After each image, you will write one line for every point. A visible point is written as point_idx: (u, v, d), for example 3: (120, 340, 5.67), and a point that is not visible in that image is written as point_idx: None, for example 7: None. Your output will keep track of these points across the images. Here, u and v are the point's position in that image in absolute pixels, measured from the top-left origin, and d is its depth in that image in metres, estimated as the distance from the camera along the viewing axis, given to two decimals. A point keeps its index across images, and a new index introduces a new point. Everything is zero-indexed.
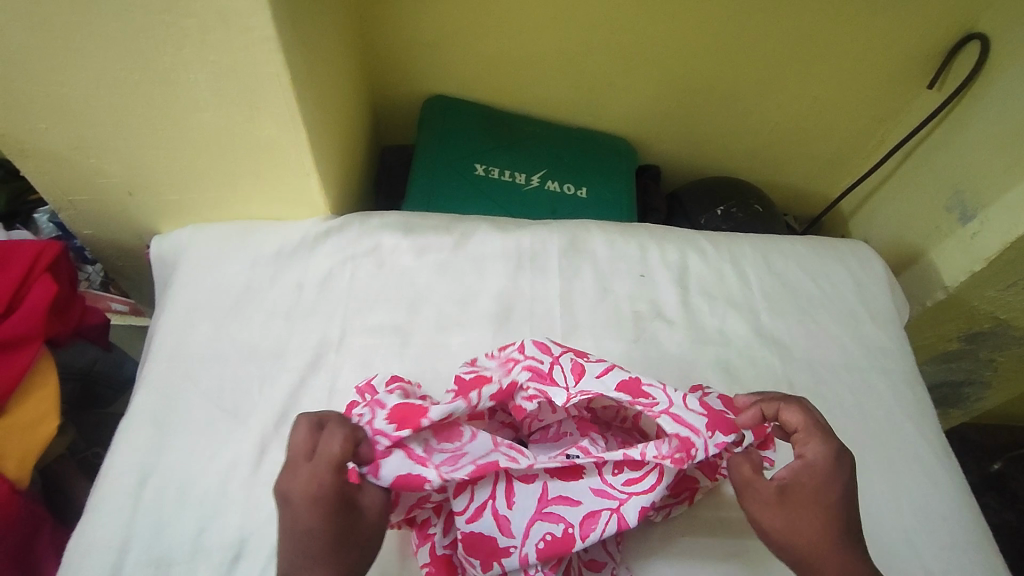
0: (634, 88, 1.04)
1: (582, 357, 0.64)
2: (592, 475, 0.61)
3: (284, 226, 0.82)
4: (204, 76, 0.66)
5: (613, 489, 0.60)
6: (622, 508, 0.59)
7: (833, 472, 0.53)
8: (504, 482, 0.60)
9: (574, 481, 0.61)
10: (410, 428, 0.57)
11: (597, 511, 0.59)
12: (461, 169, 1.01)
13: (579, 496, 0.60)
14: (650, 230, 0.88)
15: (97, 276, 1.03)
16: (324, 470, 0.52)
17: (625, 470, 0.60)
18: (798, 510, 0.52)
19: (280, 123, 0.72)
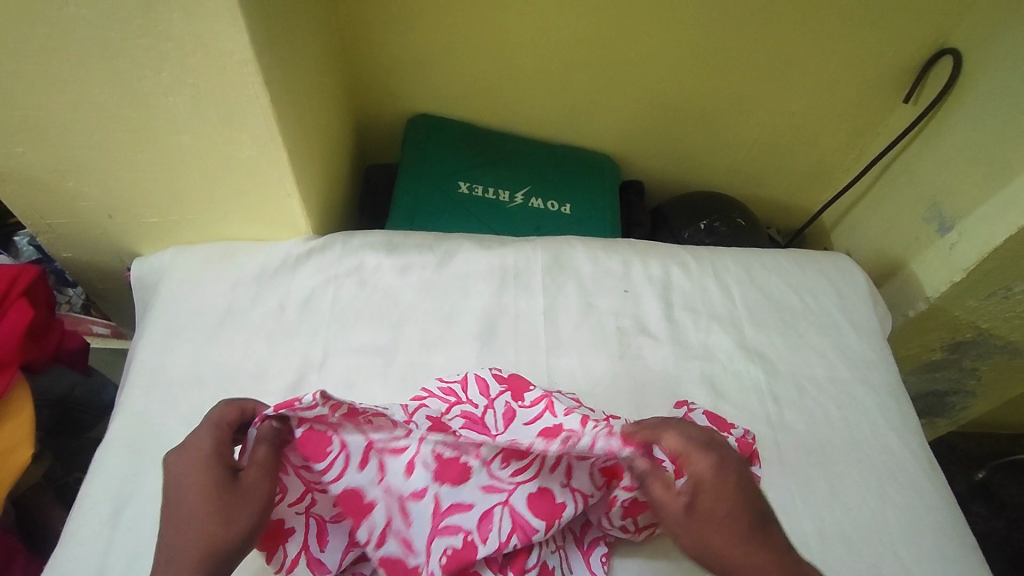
0: (616, 105, 1.05)
1: (517, 400, 0.63)
2: (479, 473, 0.61)
3: (267, 247, 0.82)
4: (184, 98, 0.66)
5: (501, 482, 0.60)
6: (511, 501, 0.60)
7: (721, 485, 0.50)
8: (394, 504, 0.60)
9: (460, 482, 0.60)
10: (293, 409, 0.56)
11: (491, 509, 0.60)
12: (444, 187, 1.01)
13: (470, 499, 0.60)
14: (633, 246, 0.88)
15: (77, 299, 1.02)
16: (192, 481, 0.51)
17: (511, 462, 0.61)
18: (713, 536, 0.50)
19: (260, 143, 0.72)
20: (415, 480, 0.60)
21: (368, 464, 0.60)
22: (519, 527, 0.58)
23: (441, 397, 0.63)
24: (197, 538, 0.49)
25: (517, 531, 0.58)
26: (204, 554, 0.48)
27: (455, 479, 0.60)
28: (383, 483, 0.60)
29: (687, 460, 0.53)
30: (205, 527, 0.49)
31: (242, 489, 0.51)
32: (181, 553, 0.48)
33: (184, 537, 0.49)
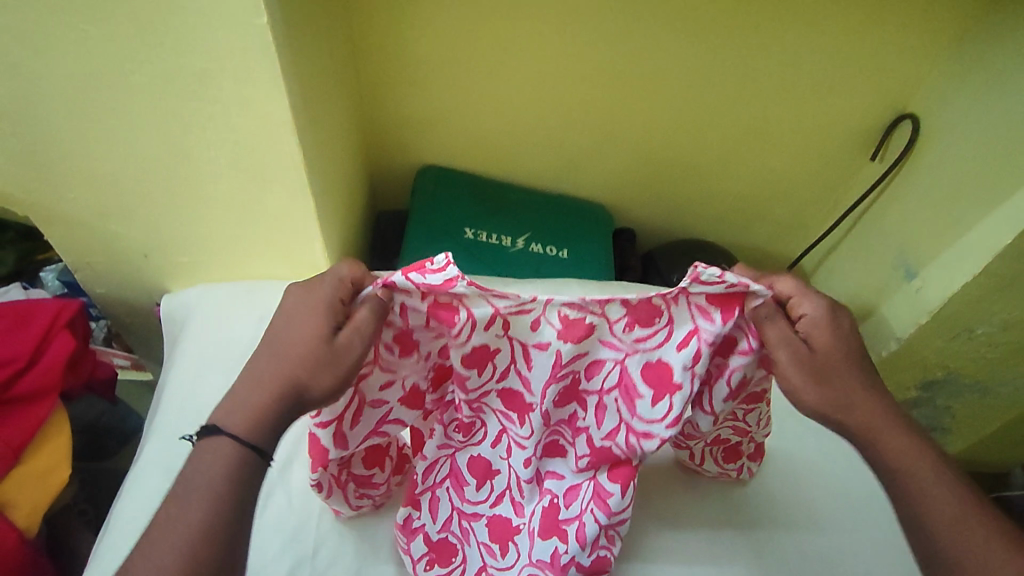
0: (610, 160, 1.15)
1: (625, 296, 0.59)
2: (603, 329, 0.63)
3: (290, 286, 0.90)
4: (226, 152, 0.75)
5: (621, 342, 0.64)
6: (623, 363, 0.66)
7: (833, 319, 0.62)
8: (518, 347, 0.64)
9: (583, 337, 0.62)
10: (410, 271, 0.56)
11: (603, 360, 0.66)
12: (451, 233, 1.09)
13: (586, 347, 0.64)
14: (627, 288, 0.96)
15: (101, 331, 1.04)
16: (308, 325, 0.60)
17: (636, 327, 0.63)
18: (827, 362, 0.62)
19: (290, 192, 0.80)
20: (541, 334, 0.63)
21: (491, 324, 0.61)
22: (625, 388, 0.67)
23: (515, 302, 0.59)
24: (296, 374, 0.59)
25: (619, 387, 0.68)
26: (278, 385, 0.59)
27: (580, 335, 0.62)
28: (509, 335, 0.63)
29: (800, 301, 0.62)
30: (306, 371, 0.59)
31: (338, 347, 0.59)
32: (277, 384, 0.59)
33: (286, 373, 0.60)
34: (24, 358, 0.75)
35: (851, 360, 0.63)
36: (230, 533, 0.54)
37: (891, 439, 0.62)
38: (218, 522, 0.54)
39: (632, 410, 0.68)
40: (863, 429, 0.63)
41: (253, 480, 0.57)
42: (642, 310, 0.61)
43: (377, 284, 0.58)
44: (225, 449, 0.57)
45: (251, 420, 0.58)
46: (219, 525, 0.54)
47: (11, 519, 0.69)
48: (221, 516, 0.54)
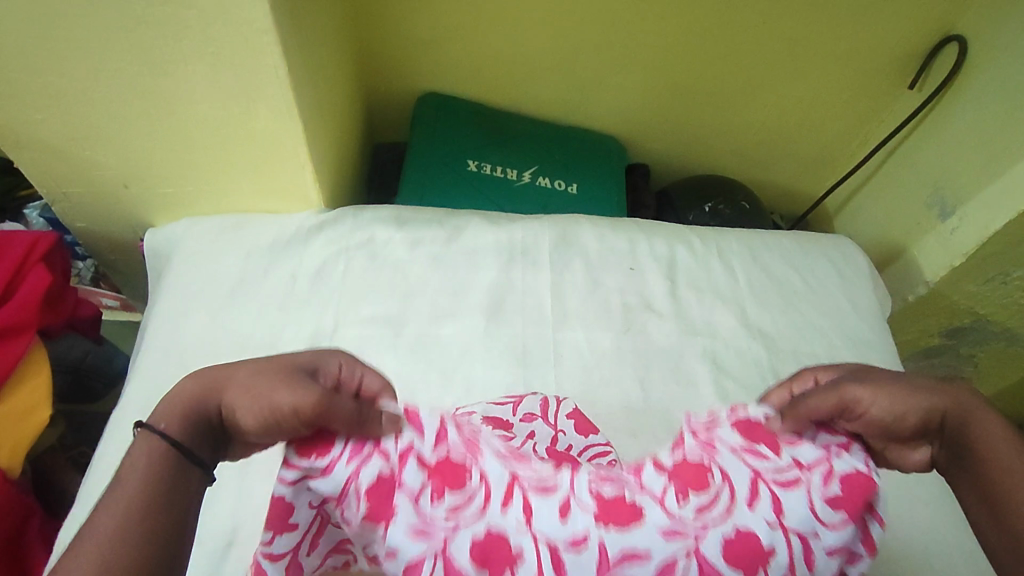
0: (626, 87, 1.06)
1: (664, 495, 0.44)
2: (652, 509, 0.43)
3: (279, 219, 0.84)
4: (203, 67, 0.67)
5: (682, 519, 0.43)
6: (700, 546, 0.42)
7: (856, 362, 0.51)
8: (517, 492, 0.43)
9: (631, 523, 0.43)
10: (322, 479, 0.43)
11: (672, 557, 0.42)
12: (453, 165, 1.01)
13: (645, 545, 0.42)
14: (640, 225, 0.89)
15: (87, 271, 1.02)
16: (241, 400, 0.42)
17: (690, 474, 0.45)
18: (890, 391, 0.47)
19: (275, 113, 0.72)
20: (550, 473, 0.44)
21: (486, 448, 0.45)
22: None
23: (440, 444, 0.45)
24: (221, 395, 0.42)
25: None
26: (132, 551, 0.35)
27: (624, 518, 0.43)
28: (517, 479, 0.44)
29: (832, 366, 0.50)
30: (237, 390, 0.42)
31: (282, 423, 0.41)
32: (191, 398, 0.42)
33: (215, 384, 0.43)
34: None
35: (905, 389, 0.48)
36: (153, 554, 0.36)
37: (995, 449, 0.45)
38: (130, 540, 0.36)
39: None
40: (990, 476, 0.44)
41: (193, 482, 0.40)
42: (688, 466, 0.45)
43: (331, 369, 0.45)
44: (150, 447, 0.40)
45: (185, 418, 0.41)
46: (125, 545, 0.36)
47: None
48: (150, 539, 0.36)
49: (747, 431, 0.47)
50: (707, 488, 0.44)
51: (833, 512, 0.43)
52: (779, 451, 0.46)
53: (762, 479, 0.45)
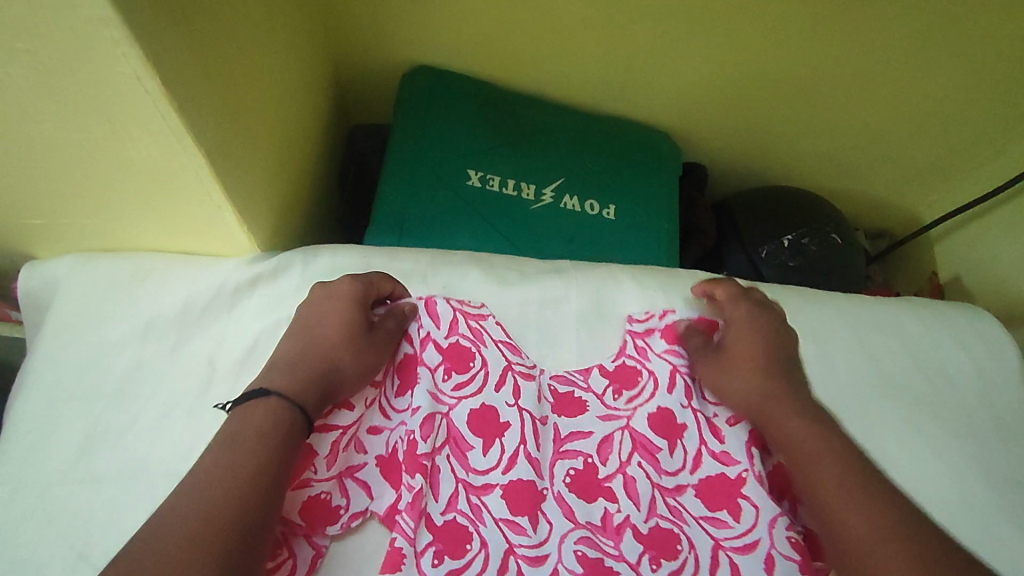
0: (683, 66, 0.79)
1: (609, 395, 0.56)
2: (593, 402, 0.55)
3: (193, 270, 0.59)
4: (17, 73, 0.41)
5: (617, 411, 0.55)
6: (633, 424, 0.54)
7: (758, 318, 0.59)
8: (528, 421, 0.53)
9: (578, 414, 0.55)
10: (400, 377, 0.54)
11: (610, 435, 0.54)
12: (446, 174, 0.73)
13: (589, 427, 0.54)
14: (702, 284, 0.65)
15: None
16: (329, 331, 0.52)
17: (625, 390, 0.56)
18: (734, 362, 0.56)
19: (156, 141, 0.47)
20: (543, 405, 0.54)
21: (505, 384, 0.54)
22: (641, 445, 0.53)
23: (471, 338, 0.55)
24: (315, 366, 0.50)
25: (638, 450, 0.53)
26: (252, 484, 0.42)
27: (574, 411, 0.55)
28: (519, 406, 0.53)
29: (732, 304, 0.60)
30: (336, 341, 0.51)
31: (374, 332, 0.53)
32: (292, 372, 0.49)
33: (312, 343, 0.51)
34: None
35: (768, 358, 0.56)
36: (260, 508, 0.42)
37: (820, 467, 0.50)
38: (271, 475, 0.44)
39: (657, 469, 0.53)
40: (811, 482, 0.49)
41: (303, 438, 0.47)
42: (620, 371, 0.57)
43: (418, 300, 0.57)
44: (275, 408, 0.46)
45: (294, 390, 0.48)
46: (252, 474, 0.43)
47: None
48: (265, 481, 0.43)
49: (673, 336, 0.58)
50: (637, 385, 0.56)
51: (716, 394, 0.56)
52: (694, 351, 0.58)
53: (679, 372, 0.57)
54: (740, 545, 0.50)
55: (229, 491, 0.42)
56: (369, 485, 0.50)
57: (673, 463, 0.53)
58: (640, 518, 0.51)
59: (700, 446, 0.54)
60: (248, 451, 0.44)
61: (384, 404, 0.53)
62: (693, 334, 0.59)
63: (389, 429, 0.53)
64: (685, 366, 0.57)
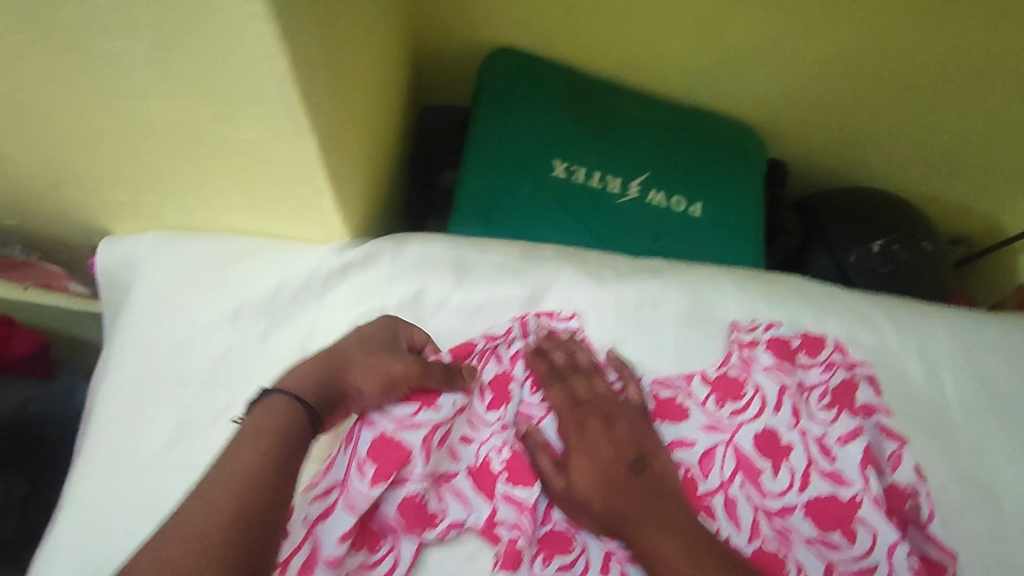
0: (780, 59, 0.75)
1: (715, 405, 0.55)
2: (696, 411, 0.55)
3: (283, 255, 0.57)
4: (139, 44, 0.39)
5: (722, 422, 0.55)
6: (737, 440, 0.54)
7: (576, 396, 0.53)
8: None
9: (681, 421, 0.55)
10: (493, 391, 0.53)
11: (713, 448, 0.54)
12: (531, 163, 0.70)
13: (692, 437, 0.54)
14: (803, 293, 0.63)
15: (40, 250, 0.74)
16: (337, 354, 0.49)
17: (730, 403, 0.55)
18: (583, 456, 0.50)
19: (270, 124, 0.44)
20: None
21: None
22: (744, 465, 0.54)
23: None
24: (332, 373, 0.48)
25: (740, 471, 0.53)
26: (246, 478, 0.39)
27: (676, 417, 0.55)
28: None
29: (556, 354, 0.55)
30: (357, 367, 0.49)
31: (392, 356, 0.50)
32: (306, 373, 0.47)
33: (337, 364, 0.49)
34: None
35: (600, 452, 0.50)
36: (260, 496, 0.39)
37: (654, 539, 0.46)
38: (275, 473, 0.40)
39: (760, 489, 0.53)
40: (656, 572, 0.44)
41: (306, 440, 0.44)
42: (727, 381, 0.56)
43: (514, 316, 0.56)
44: (276, 404, 0.44)
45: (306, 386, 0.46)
46: (254, 460, 0.40)
47: None
48: (269, 477, 0.40)
49: (780, 350, 0.58)
50: (742, 397, 0.55)
51: (827, 414, 0.55)
52: (796, 371, 0.57)
53: (787, 393, 0.56)
54: (852, 570, 0.51)
55: (237, 485, 0.38)
56: (463, 496, 0.50)
57: (777, 484, 0.53)
58: (741, 537, 0.52)
59: (808, 466, 0.54)
60: (253, 446, 0.41)
61: (476, 418, 0.52)
62: (797, 351, 0.58)
63: (477, 441, 0.52)
64: (793, 383, 0.56)
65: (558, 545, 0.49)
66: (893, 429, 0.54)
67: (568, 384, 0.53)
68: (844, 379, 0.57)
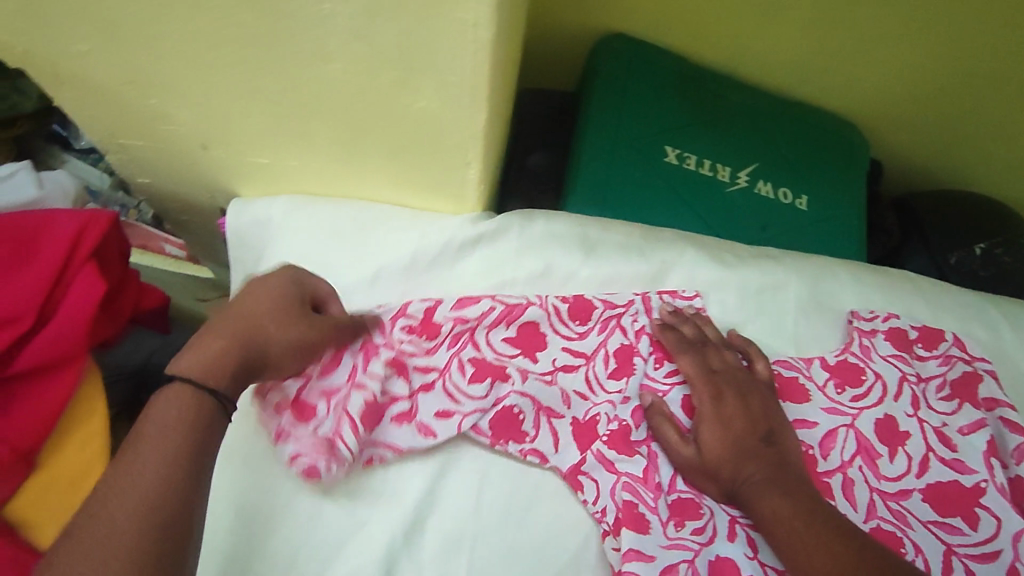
0: (896, 56, 0.75)
1: (836, 389, 0.57)
2: (818, 394, 0.57)
3: (418, 224, 0.59)
4: (347, 10, 0.40)
5: (842, 406, 0.57)
6: (858, 423, 0.56)
7: (705, 365, 0.56)
8: None
9: (803, 401, 0.57)
10: (616, 360, 0.56)
11: (835, 429, 0.56)
12: (645, 149, 0.72)
13: (814, 418, 0.56)
14: (920, 289, 0.64)
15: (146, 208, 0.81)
16: (269, 315, 0.49)
17: (849, 388, 0.57)
18: (709, 420, 0.53)
19: (448, 95, 0.46)
20: None
21: None
22: (863, 449, 0.56)
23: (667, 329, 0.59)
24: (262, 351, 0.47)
25: (860, 454, 0.55)
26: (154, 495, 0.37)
27: (799, 398, 0.57)
28: None
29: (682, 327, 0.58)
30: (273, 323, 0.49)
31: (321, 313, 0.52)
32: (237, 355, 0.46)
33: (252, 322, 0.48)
34: (30, 315, 0.50)
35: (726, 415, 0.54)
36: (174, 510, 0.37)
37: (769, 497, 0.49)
38: (188, 466, 0.39)
39: (877, 472, 0.55)
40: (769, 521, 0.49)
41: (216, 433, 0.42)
42: (847, 367, 0.58)
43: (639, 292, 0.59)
44: (184, 400, 0.41)
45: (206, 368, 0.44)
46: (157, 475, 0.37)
47: (35, 539, 0.51)
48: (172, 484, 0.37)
49: (899, 341, 0.60)
50: (862, 383, 0.57)
51: (947, 405, 0.57)
52: (915, 360, 0.59)
53: (906, 381, 0.58)
54: (974, 553, 0.52)
55: (137, 495, 0.36)
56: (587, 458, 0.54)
57: (894, 468, 0.55)
58: (860, 517, 0.53)
59: (926, 452, 0.56)
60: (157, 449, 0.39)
61: (592, 378, 0.56)
62: (915, 343, 0.60)
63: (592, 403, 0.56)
64: (912, 373, 0.58)
65: (685, 513, 0.52)
66: (1015, 422, 0.57)
67: (703, 355, 0.56)
68: (964, 372, 0.59)
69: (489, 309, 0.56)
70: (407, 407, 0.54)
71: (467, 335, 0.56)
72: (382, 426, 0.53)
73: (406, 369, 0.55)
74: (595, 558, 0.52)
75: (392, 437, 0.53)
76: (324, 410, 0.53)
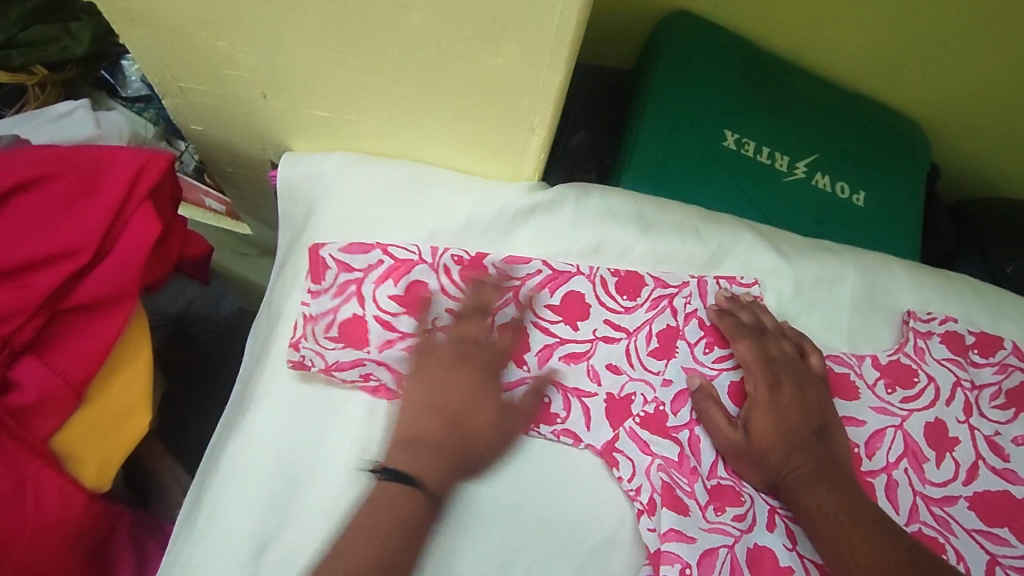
0: (974, 55, 0.72)
1: (887, 389, 0.56)
2: (867, 393, 0.56)
3: (473, 191, 0.59)
4: None
5: (892, 406, 0.56)
6: (906, 425, 0.55)
7: (763, 350, 0.55)
8: None
9: (850, 398, 0.56)
10: (660, 340, 0.56)
11: (882, 429, 0.55)
12: (703, 131, 0.71)
13: (862, 416, 0.55)
14: (980, 295, 0.62)
15: (191, 158, 0.79)
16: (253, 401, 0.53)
17: (901, 388, 0.56)
18: (761, 407, 0.53)
19: (530, 49, 0.45)
20: None
21: None
22: (911, 451, 0.54)
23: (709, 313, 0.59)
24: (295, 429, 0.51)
25: (907, 456, 0.54)
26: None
27: (847, 394, 0.56)
28: None
29: (741, 311, 0.57)
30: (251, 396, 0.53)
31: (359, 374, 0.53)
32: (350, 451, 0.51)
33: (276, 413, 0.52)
34: (89, 248, 0.50)
35: (779, 404, 0.53)
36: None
37: (816, 493, 0.49)
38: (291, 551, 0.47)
39: (923, 477, 0.54)
40: (813, 513, 0.49)
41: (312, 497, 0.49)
42: (901, 368, 0.57)
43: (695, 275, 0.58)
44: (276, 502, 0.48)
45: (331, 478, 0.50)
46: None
47: (77, 473, 0.50)
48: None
49: (954, 345, 0.58)
50: (914, 385, 0.56)
51: (999, 414, 0.57)
52: (970, 367, 0.58)
53: (960, 386, 0.57)
54: (1019, 565, 0.52)
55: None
56: (624, 435, 0.53)
57: (940, 474, 0.54)
58: (903, 519, 0.52)
59: (976, 460, 0.55)
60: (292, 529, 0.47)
61: (633, 352, 0.55)
62: (971, 348, 0.59)
63: (628, 375, 0.55)
64: (966, 379, 0.57)
65: (725, 498, 0.52)
66: None
67: (764, 342, 0.55)
68: (1020, 382, 0.57)
69: (537, 272, 0.56)
70: (421, 341, 0.54)
71: (513, 293, 0.56)
72: (390, 347, 0.54)
73: (434, 308, 0.55)
74: (630, 536, 0.51)
75: (397, 362, 0.54)
76: (344, 314, 0.54)
